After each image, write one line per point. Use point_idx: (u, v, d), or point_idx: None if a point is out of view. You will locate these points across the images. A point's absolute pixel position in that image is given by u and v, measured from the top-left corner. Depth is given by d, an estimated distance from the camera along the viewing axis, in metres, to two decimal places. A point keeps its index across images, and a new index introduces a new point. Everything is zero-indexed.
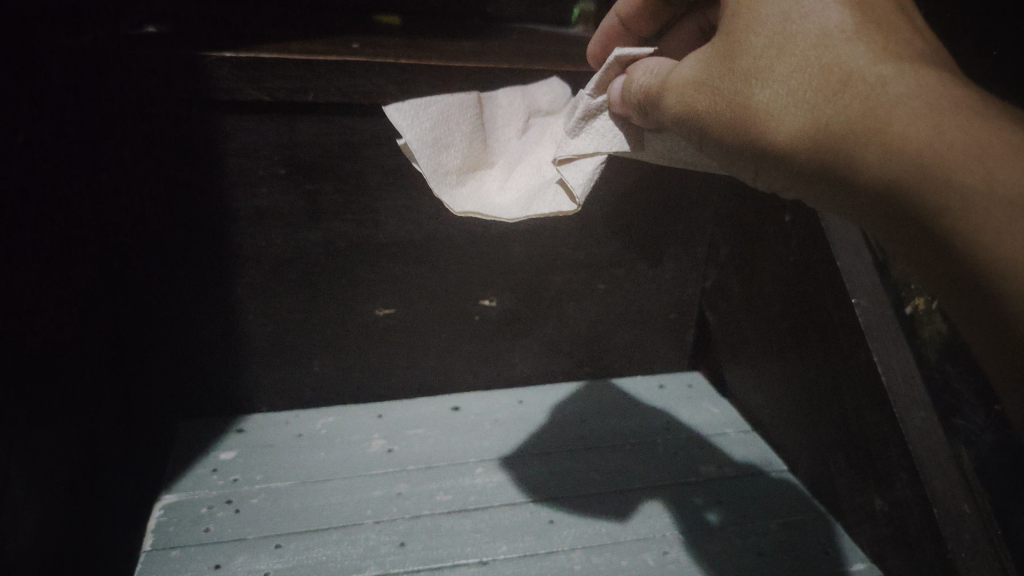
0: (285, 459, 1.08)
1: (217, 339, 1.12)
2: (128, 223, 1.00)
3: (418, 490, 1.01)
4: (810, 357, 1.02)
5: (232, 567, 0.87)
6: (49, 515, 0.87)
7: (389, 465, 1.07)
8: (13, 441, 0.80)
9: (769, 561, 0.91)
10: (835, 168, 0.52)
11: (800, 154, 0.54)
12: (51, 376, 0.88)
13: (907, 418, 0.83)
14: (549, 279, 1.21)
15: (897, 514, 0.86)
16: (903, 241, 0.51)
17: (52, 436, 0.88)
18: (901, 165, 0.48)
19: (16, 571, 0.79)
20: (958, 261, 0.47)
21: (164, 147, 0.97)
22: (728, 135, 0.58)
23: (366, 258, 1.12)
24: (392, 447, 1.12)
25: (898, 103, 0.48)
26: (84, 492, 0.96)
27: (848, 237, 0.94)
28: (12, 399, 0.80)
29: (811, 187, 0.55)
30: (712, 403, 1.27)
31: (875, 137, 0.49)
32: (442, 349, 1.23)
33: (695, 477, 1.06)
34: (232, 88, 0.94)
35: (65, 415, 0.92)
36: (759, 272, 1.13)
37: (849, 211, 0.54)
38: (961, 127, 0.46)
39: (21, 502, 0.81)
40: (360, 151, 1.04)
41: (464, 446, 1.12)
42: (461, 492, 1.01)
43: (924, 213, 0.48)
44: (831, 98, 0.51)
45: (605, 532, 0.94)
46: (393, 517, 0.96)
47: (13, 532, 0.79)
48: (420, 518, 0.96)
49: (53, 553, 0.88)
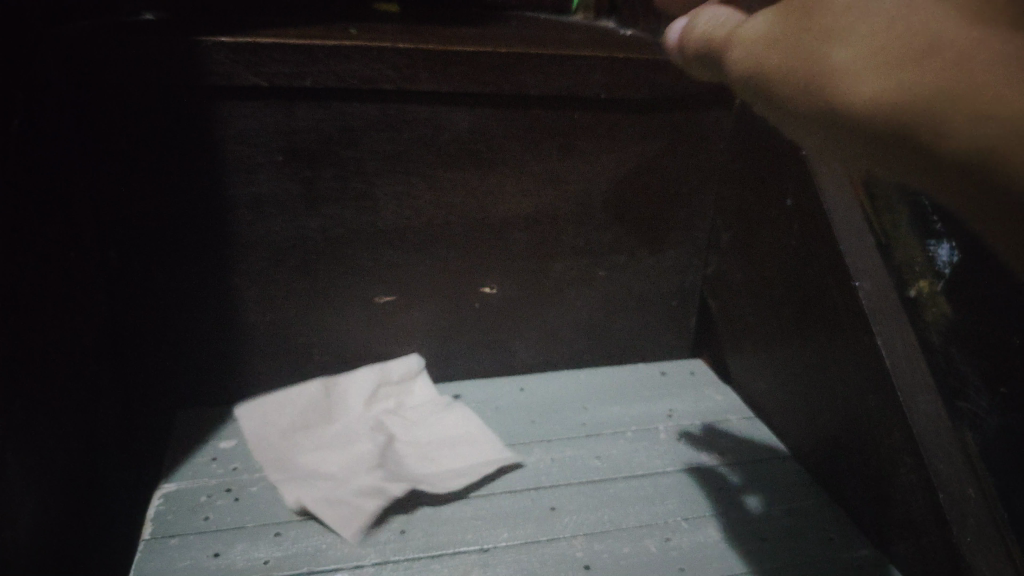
0: (275, 431, 1.08)
1: (217, 330, 1.11)
2: (128, 212, 1.01)
3: (392, 467, 1.00)
4: (813, 343, 1.01)
5: (232, 555, 0.86)
6: (64, 500, 0.87)
7: (375, 437, 1.06)
8: (29, 429, 0.79)
9: (772, 547, 0.90)
10: (781, 89, 0.46)
11: (751, 80, 0.49)
12: (57, 364, 0.88)
13: (913, 402, 0.83)
14: (550, 266, 1.20)
15: (903, 500, 0.85)
16: (857, 164, 0.44)
17: (60, 425, 0.87)
18: (839, 75, 0.42)
19: (40, 557, 0.79)
20: (904, 167, 0.39)
21: (161, 134, 0.98)
22: (706, 60, 0.53)
23: (366, 246, 1.12)
24: (383, 418, 1.12)
25: (851, 10, 0.42)
26: (93, 478, 0.96)
27: (848, 222, 0.95)
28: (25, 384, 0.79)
29: (768, 115, 0.49)
30: (714, 390, 1.25)
31: (819, 51, 0.43)
32: (442, 338, 1.22)
33: (697, 464, 1.05)
34: (228, 74, 0.95)
35: (73, 400, 0.92)
36: (762, 258, 1.12)
37: (809, 142, 0.48)
38: (906, 23, 0.39)
39: (43, 491, 0.81)
40: (359, 137, 1.04)
41: (457, 426, 1.10)
42: (439, 471, 1.00)
43: (856, 125, 0.41)
44: (794, 13, 0.46)
45: (607, 519, 0.94)
46: (342, 496, 0.93)
47: (36, 516, 0.79)
48: (377, 497, 0.93)
49: (70, 538, 0.88)
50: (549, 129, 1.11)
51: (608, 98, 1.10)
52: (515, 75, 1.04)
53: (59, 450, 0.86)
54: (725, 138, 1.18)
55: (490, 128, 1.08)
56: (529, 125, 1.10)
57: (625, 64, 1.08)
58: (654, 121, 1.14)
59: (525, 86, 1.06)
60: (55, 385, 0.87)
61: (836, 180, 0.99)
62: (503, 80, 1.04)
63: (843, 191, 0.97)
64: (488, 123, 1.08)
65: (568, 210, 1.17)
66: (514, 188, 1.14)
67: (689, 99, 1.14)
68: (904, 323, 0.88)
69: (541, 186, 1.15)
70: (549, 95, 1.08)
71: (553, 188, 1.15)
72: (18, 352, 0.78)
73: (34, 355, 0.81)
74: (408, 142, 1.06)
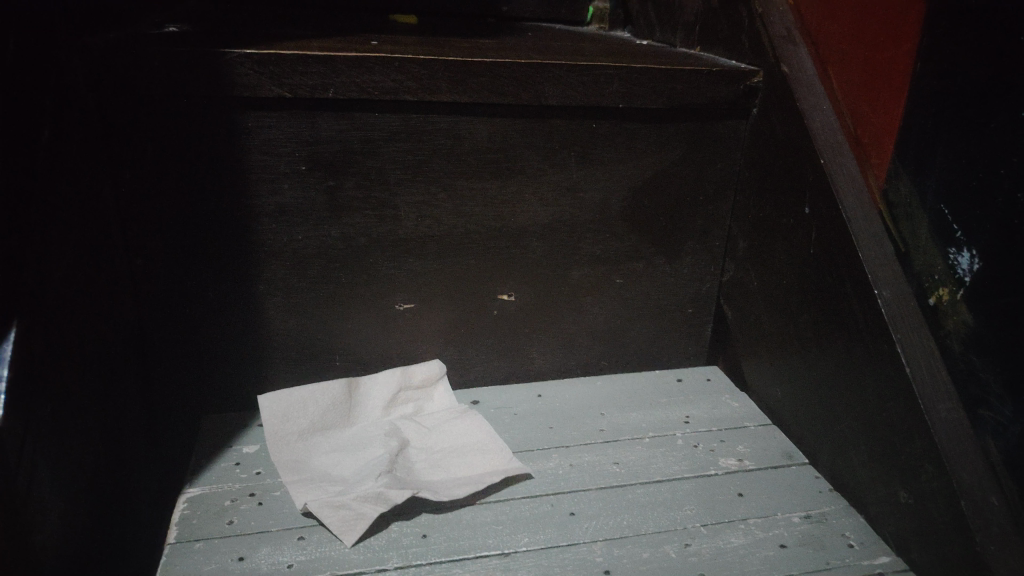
0: (294, 431, 1.09)
1: (239, 336, 1.13)
2: (154, 220, 1.03)
3: (399, 473, 1.01)
4: (829, 350, 1.01)
5: (256, 559, 0.87)
6: (98, 499, 0.89)
7: (387, 443, 1.08)
8: (62, 433, 0.81)
9: (792, 553, 0.90)
10: None
11: None
12: (89, 370, 0.89)
13: (934, 409, 0.84)
14: (567, 272, 1.21)
15: (923, 506, 0.85)
16: None
17: (94, 428, 0.89)
18: None
19: (71, 557, 0.80)
20: None
21: (187, 143, 1.00)
22: None
23: (386, 253, 1.13)
24: (398, 423, 1.13)
25: None
26: (124, 480, 0.98)
27: (866, 230, 0.96)
28: (58, 388, 0.81)
29: None
30: (730, 396, 1.25)
31: None
32: (459, 345, 1.22)
33: (715, 470, 1.06)
34: (253, 84, 0.98)
35: (105, 404, 0.94)
36: (780, 265, 1.12)
37: None
38: None
39: (78, 489, 0.83)
40: (381, 147, 1.06)
41: (473, 433, 1.11)
42: (449, 479, 1.01)
43: None
44: None
45: (626, 524, 0.94)
46: (343, 501, 0.95)
47: (71, 516, 0.81)
48: (379, 502, 0.94)
49: (103, 538, 0.90)
50: (568, 139, 1.12)
51: (625, 107, 1.12)
52: (534, 85, 1.07)
53: (93, 453, 0.88)
54: (741, 147, 1.19)
55: (509, 138, 1.10)
56: (549, 133, 1.11)
57: (640, 74, 1.10)
58: (671, 130, 1.15)
59: (544, 96, 1.07)
60: (88, 387, 0.89)
61: (851, 186, 0.99)
62: (523, 91, 1.06)
63: (859, 198, 0.98)
64: (507, 132, 1.09)
65: (586, 218, 1.18)
66: (533, 196, 1.15)
67: (705, 109, 1.15)
68: (921, 329, 0.89)
69: (559, 195, 1.16)
70: (567, 105, 1.10)
71: (572, 196, 1.16)
72: (53, 356, 0.80)
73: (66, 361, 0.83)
74: (428, 151, 1.08)
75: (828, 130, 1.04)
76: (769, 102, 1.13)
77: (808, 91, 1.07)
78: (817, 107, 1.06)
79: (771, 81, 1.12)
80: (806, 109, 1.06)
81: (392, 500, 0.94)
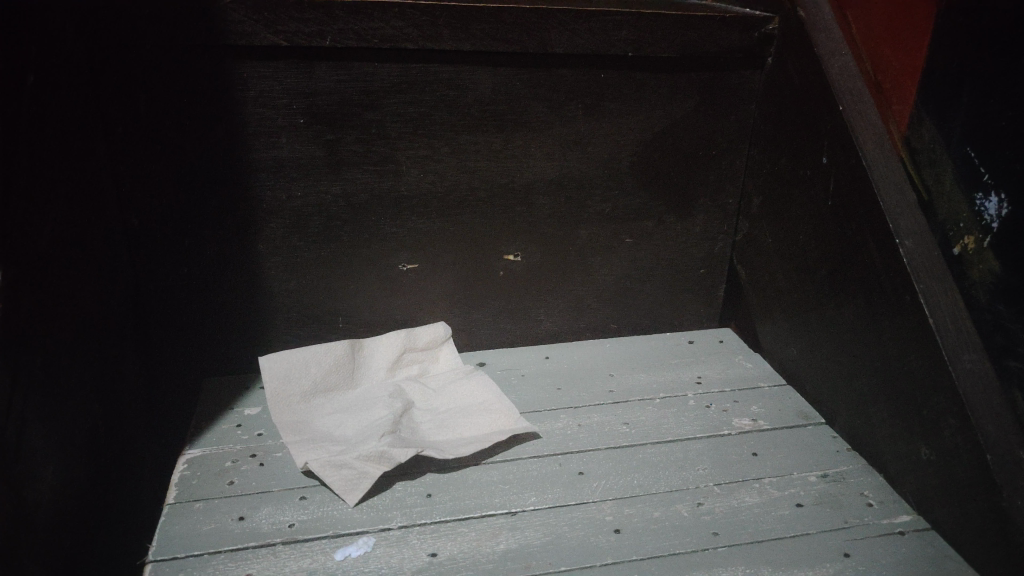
0: (296, 392, 1.07)
1: (239, 296, 1.10)
2: (152, 176, 1.00)
3: (403, 434, 0.98)
4: (848, 305, 0.97)
5: (257, 519, 0.85)
6: (96, 456, 0.87)
7: (390, 404, 1.05)
8: (56, 388, 0.78)
9: (807, 512, 0.87)
10: None
11: None
12: (84, 326, 0.87)
13: (958, 360, 0.80)
14: (575, 230, 1.18)
15: (946, 463, 0.81)
16: None
17: (91, 385, 0.87)
18: None
19: (67, 513, 0.78)
20: None
21: (182, 95, 0.97)
22: None
23: (388, 210, 1.10)
24: (403, 385, 1.11)
25: None
26: (124, 441, 0.96)
27: (886, 177, 0.92)
28: (51, 341, 0.78)
29: None
30: (744, 358, 1.22)
31: None
32: (465, 306, 1.19)
33: (728, 431, 1.03)
34: (247, 33, 0.95)
35: (103, 362, 0.91)
36: (796, 219, 1.08)
37: None
38: None
39: (75, 445, 0.81)
40: (381, 98, 1.02)
41: (478, 393, 1.08)
42: (455, 439, 0.98)
43: None
44: None
45: (637, 484, 0.91)
46: (344, 460, 0.92)
47: (66, 473, 0.79)
48: (382, 462, 0.91)
49: (102, 496, 0.88)
50: (574, 90, 1.08)
51: (635, 56, 1.07)
52: (540, 33, 1.03)
53: (91, 410, 0.86)
54: (755, 98, 1.15)
55: (515, 88, 1.06)
56: (555, 84, 1.07)
57: (649, 21, 1.06)
58: (683, 80, 1.11)
59: (550, 45, 1.04)
60: (84, 343, 0.87)
61: (872, 134, 0.95)
62: (528, 39, 1.03)
63: (880, 146, 0.94)
64: (511, 83, 1.06)
65: (594, 173, 1.14)
66: (539, 152, 1.11)
67: (718, 57, 1.11)
68: (944, 279, 0.85)
69: (567, 150, 1.12)
70: (575, 54, 1.05)
71: (580, 150, 1.12)
72: (45, 310, 0.78)
73: (59, 315, 0.80)
74: (430, 103, 1.04)
75: (847, 78, 1.00)
76: (785, 50, 1.08)
77: (825, 37, 1.03)
78: (836, 53, 1.02)
79: (788, 27, 1.08)
80: (824, 54, 1.02)
81: (395, 459, 0.91)
